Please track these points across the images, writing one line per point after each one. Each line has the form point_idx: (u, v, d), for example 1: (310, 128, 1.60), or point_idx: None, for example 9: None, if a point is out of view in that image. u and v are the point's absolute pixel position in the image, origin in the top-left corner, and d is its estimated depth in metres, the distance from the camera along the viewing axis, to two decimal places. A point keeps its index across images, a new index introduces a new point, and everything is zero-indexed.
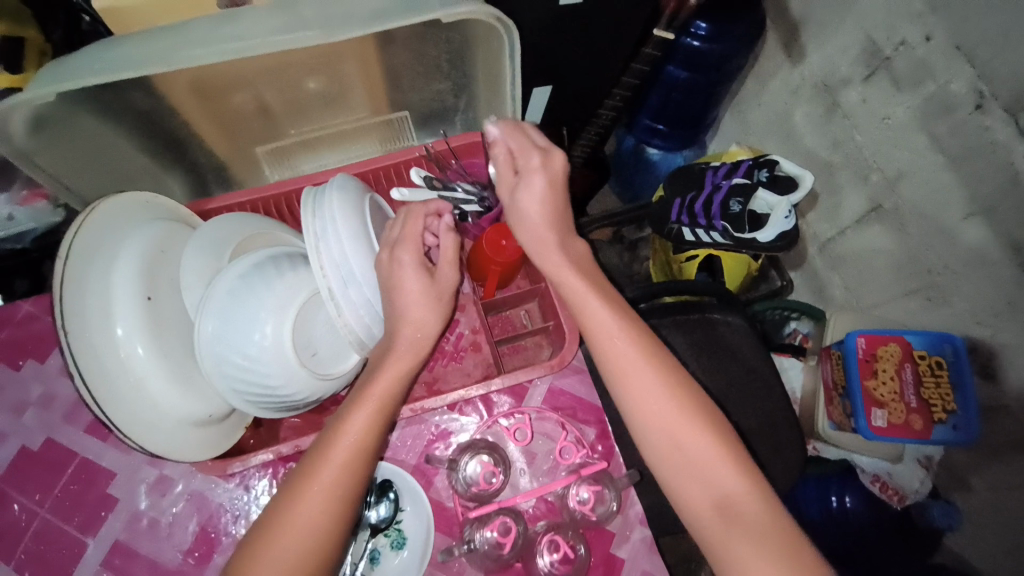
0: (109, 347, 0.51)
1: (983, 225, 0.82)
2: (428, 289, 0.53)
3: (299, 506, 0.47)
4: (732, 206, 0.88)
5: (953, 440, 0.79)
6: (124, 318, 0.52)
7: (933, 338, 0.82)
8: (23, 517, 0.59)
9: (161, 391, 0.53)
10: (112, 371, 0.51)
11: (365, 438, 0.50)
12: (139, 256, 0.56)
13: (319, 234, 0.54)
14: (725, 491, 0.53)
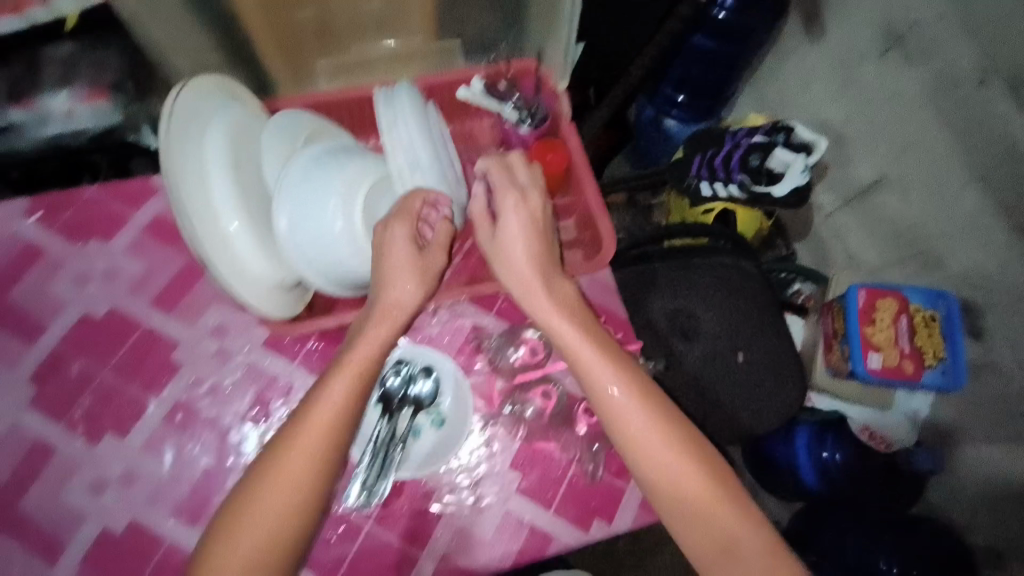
0: (209, 211, 0.50)
1: (980, 192, 0.87)
2: (414, 263, 0.51)
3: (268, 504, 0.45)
4: (750, 160, 0.94)
5: (941, 383, 0.87)
6: (218, 183, 0.51)
7: (927, 293, 0.89)
8: (83, 377, 0.62)
9: (255, 261, 0.52)
10: (211, 235, 0.50)
11: (336, 425, 0.47)
12: (226, 127, 0.54)
13: (391, 123, 0.55)
14: (731, 537, 0.50)
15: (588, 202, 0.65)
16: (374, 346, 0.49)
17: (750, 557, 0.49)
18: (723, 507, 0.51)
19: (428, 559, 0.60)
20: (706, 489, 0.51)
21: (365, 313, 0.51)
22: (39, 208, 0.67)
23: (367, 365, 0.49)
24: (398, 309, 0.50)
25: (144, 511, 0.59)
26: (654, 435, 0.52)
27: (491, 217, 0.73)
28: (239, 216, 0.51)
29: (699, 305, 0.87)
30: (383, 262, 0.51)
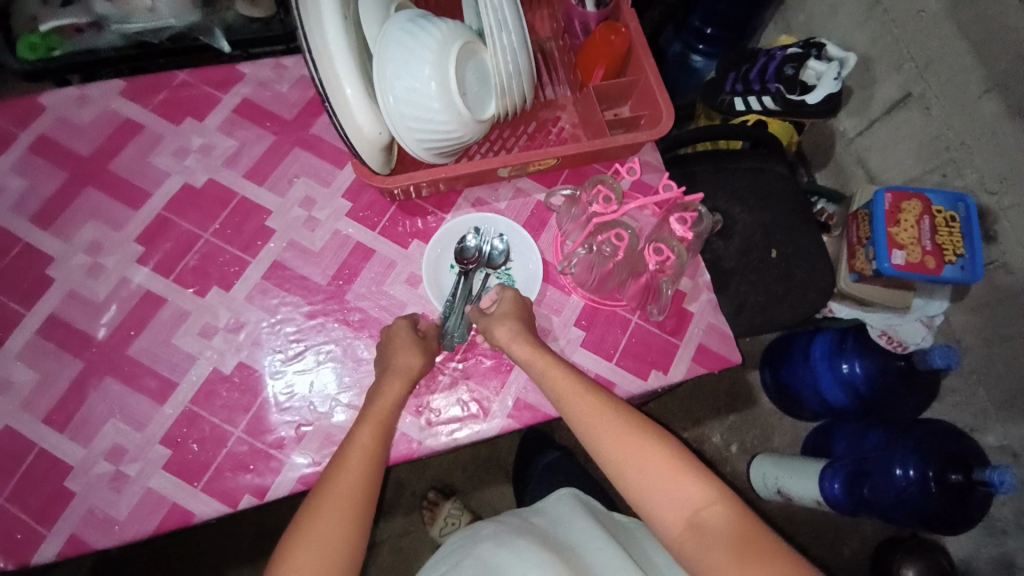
0: (326, 56, 0.56)
1: (997, 99, 0.93)
2: (415, 340, 0.62)
3: (323, 509, 0.54)
4: (786, 70, 1.00)
5: (959, 278, 0.93)
6: (330, 24, 0.55)
7: (948, 197, 0.95)
8: (188, 236, 0.68)
9: (356, 102, 0.57)
10: (327, 79, 0.56)
11: (370, 448, 0.57)
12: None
13: None
14: (694, 508, 0.55)
15: (647, 84, 0.71)
16: (393, 398, 0.60)
17: (716, 527, 0.53)
18: (693, 490, 0.56)
19: (504, 400, 0.67)
20: (668, 464, 0.57)
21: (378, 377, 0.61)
22: (135, 90, 0.73)
23: (391, 413, 0.60)
24: (411, 367, 0.61)
25: (250, 353, 0.65)
26: (623, 443, 0.58)
27: (552, 105, 0.77)
28: (345, 59, 0.56)
29: (735, 205, 0.94)
30: (391, 345, 0.62)
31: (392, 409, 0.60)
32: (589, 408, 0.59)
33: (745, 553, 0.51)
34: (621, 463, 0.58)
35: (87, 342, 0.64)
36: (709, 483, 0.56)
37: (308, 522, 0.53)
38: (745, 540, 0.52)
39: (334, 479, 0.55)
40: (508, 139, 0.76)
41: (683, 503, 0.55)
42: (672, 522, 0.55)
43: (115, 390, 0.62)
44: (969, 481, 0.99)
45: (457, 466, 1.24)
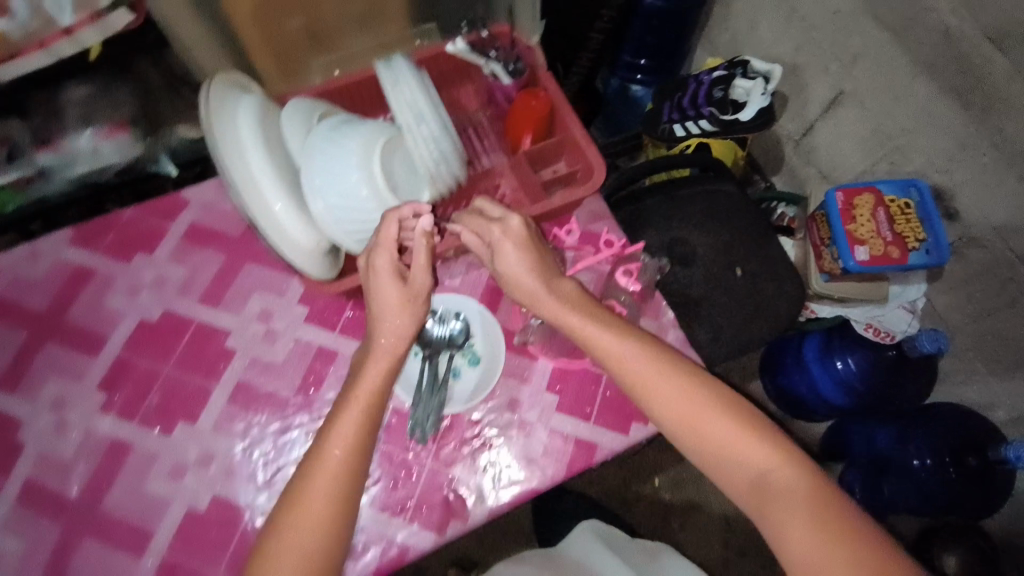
0: (251, 178, 0.57)
1: (928, 81, 0.94)
2: (402, 296, 0.57)
3: (304, 501, 0.50)
4: (715, 93, 1.01)
5: (927, 262, 0.92)
6: (252, 152, 0.58)
7: (898, 185, 0.96)
8: (148, 376, 0.68)
9: (287, 218, 0.59)
10: (253, 199, 0.57)
11: (358, 418, 0.53)
12: (254, 104, 0.61)
13: (393, 82, 0.62)
14: (760, 470, 0.54)
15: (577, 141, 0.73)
16: (378, 374, 0.55)
17: (785, 488, 0.52)
18: (756, 453, 0.54)
19: (488, 483, 0.65)
20: (729, 424, 0.55)
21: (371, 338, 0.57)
22: (82, 236, 0.74)
23: (378, 386, 0.55)
24: (404, 332, 0.56)
25: (225, 487, 0.64)
26: (675, 404, 0.56)
27: (489, 173, 0.78)
28: (273, 181, 0.58)
29: (693, 232, 0.94)
30: (373, 298, 0.58)
31: (380, 382, 0.55)
32: (639, 371, 0.57)
33: (816, 515, 0.50)
34: (679, 420, 0.56)
35: (63, 506, 0.64)
36: (773, 443, 0.54)
37: (294, 512, 0.50)
38: (815, 500, 0.51)
39: (301, 506, 0.50)
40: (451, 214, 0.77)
41: (750, 466, 0.54)
42: (736, 485, 0.55)
43: (97, 548, 0.62)
44: (986, 464, 0.98)
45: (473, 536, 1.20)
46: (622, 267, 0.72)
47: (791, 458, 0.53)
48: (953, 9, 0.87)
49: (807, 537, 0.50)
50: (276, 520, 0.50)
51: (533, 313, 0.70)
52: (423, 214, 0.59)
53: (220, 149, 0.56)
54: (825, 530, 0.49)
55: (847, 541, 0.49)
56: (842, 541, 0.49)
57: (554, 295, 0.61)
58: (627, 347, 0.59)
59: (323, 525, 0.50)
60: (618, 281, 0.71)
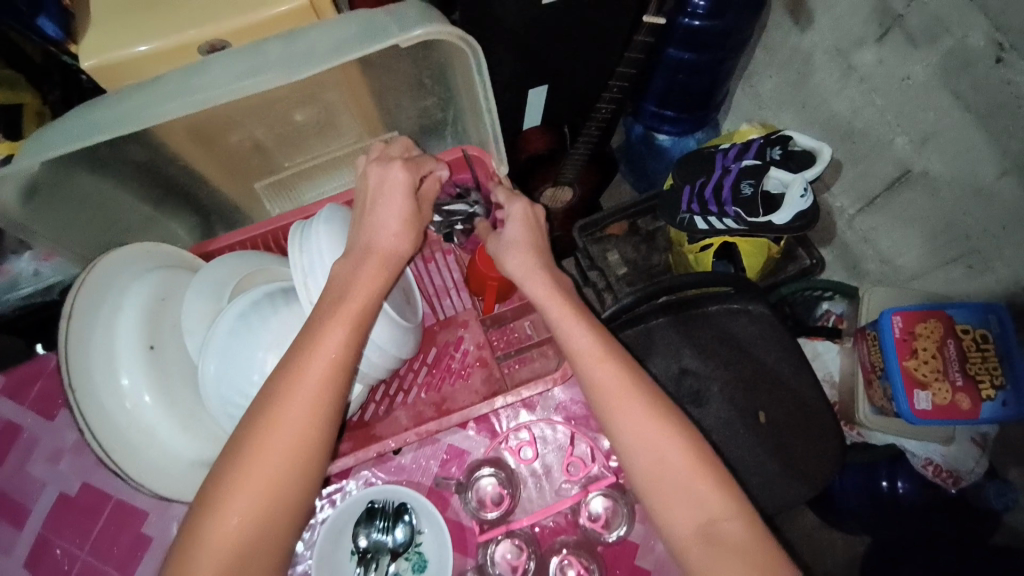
0: (117, 400, 0.55)
1: (1017, 182, 0.76)
2: (410, 216, 0.55)
3: (268, 434, 0.45)
4: (743, 188, 0.84)
5: (1005, 418, 0.74)
6: (128, 369, 0.56)
7: (974, 309, 0.78)
8: (65, 560, 0.62)
9: (167, 438, 0.57)
10: (119, 422, 0.56)
11: (339, 353, 0.48)
12: (139, 305, 0.58)
13: (307, 269, 0.54)
14: (711, 515, 0.49)
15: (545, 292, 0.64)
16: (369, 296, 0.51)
17: (732, 538, 0.48)
18: (712, 495, 0.50)
19: None
20: (691, 456, 0.51)
21: (353, 258, 0.52)
22: (9, 388, 0.68)
23: (363, 310, 0.50)
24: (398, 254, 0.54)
25: None
26: (638, 417, 0.52)
27: (451, 323, 0.67)
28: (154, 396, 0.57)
29: (705, 365, 0.79)
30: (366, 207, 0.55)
31: (367, 303, 0.51)
32: (609, 382, 0.53)
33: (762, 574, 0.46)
34: (639, 446, 0.51)
35: None
36: (732, 494, 0.50)
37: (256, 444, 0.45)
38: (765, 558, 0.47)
39: (262, 430, 0.46)
40: (407, 375, 0.66)
41: (702, 507, 0.49)
42: (682, 524, 0.50)
43: None
44: None
45: None
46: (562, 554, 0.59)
47: (746, 512, 0.49)
48: None
49: None
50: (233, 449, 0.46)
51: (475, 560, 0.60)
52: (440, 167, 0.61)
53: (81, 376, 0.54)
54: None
55: None
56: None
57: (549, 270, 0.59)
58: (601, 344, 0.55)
59: (284, 464, 0.45)
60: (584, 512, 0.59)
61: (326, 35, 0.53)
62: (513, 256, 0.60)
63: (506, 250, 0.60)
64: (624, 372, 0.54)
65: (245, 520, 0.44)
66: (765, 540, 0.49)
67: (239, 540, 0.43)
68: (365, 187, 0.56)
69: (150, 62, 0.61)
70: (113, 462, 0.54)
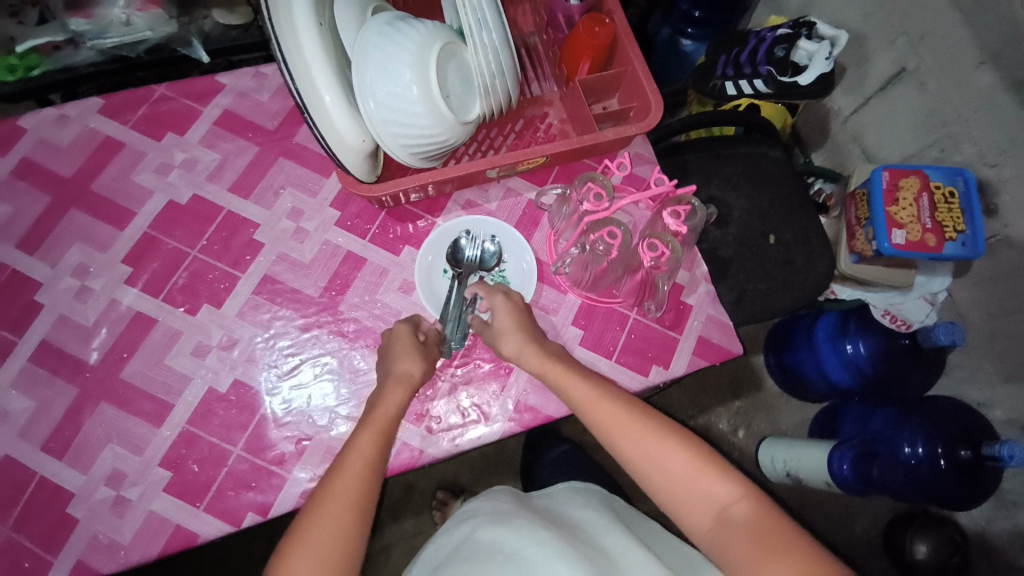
0: (306, 69, 0.55)
1: (992, 71, 0.90)
2: (416, 346, 0.61)
3: (318, 522, 0.51)
4: (776, 52, 0.97)
5: (960, 254, 0.91)
6: (310, 46, 0.54)
7: (946, 172, 0.94)
8: (175, 255, 0.67)
9: (344, 116, 0.57)
10: (306, 90, 0.56)
11: (372, 455, 0.55)
12: None
13: None
14: (721, 506, 0.54)
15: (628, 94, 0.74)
16: (393, 406, 0.58)
17: (740, 519, 0.53)
18: (720, 489, 0.55)
19: (506, 402, 0.66)
20: (691, 460, 0.56)
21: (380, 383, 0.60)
22: (115, 106, 0.71)
23: (391, 416, 0.58)
24: (412, 375, 0.59)
25: (245, 371, 0.64)
26: (636, 438, 0.57)
27: (538, 101, 0.76)
28: (329, 87, 0.56)
29: (730, 194, 0.92)
30: (392, 351, 0.61)
31: (394, 411, 0.58)
32: (605, 415, 0.58)
33: (770, 543, 0.50)
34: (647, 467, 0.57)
35: (81, 368, 0.63)
36: (731, 477, 0.55)
37: (308, 525, 0.51)
38: (770, 528, 0.51)
39: (324, 500, 0.52)
40: (495, 138, 0.75)
41: (710, 500, 0.54)
42: (698, 519, 0.55)
43: (110, 415, 0.62)
44: (978, 457, 0.96)
45: (464, 465, 1.22)
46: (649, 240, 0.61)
47: (748, 491, 0.54)
48: None
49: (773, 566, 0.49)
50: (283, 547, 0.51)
51: (575, 242, 0.67)
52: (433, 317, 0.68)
53: (278, 36, 0.54)
54: (783, 558, 0.48)
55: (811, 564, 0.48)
56: (802, 566, 0.48)
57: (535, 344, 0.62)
58: (595, 391, 0.59)
59: (340, 522, 0.52)
60: (665, 222, 0.61)
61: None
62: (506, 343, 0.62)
63: (495, 337, 0.63)
64: (618, 403, 0.59)
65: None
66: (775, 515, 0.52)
67: None
68: (381, 347, 0.63)
69: None
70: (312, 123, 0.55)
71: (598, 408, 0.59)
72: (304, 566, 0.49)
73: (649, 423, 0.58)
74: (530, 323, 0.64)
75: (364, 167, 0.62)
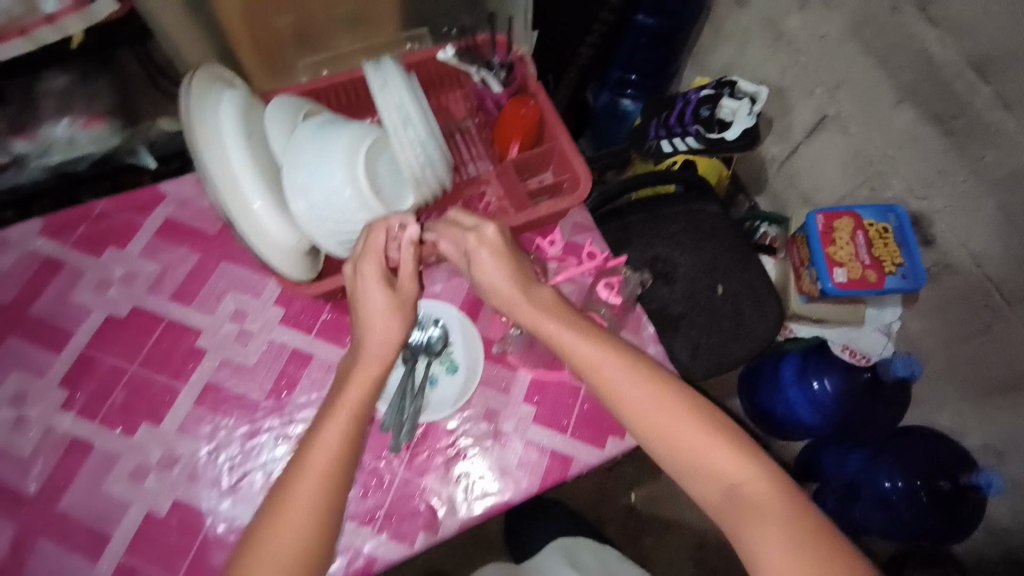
0: (233, 179, 0.57)
1: (911, 107, 0.96)
2: (390, 302, 0.56)
3: (285, 523, 0.48)
4: (702, 112, 1.03)
5: (903, 287, 0.94)
6: (237, 158, 0.57)
7: (878, 210, 0.98)
8: (113, 373, 0.66)
9: (273, 220, 0.58)
10: (232, 199, 0.57)
11: (351, 423, 0.51)
12: (238, 104, 0.59)
13: (382, 82, 0.61)
14: (730, 482, 0.52)
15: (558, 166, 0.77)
16: (364, 387, 0.53)
17: (751, 497, 0.51)
18: (730, 464, 0.52)
19: (460, 493, 0.63)
20: (700, 432, 0.53)
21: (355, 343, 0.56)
22: (56, 226, 0.72)
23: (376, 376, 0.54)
24: (388, 346, 0.55)
25: (188, 488, 0.62)
26: (645, 410, 0.55)
27: (476, 180, 0.78)
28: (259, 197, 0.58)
29: (675, 249, 0.95)
30: (362, 312, 0.56)
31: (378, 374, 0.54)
32: (609, 379, 0.56)
33: (782, 527, 0.48)
34: (659, 436, 0.54)
35: (19, 501, 0.61)
36: (744, 453, 0.53)
37: (284, 501, 0.49)
38: (781, 509, 0.50)
39: (282, 506, 0.48)
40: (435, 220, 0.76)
41: (720, 477, 0.52)
42: (705, 493, 0.53)
43: (49, 550, 0.59)
44: (957, 488, 0.97)
45: (446, 551, 1.17)
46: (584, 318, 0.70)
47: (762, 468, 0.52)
48: (939, 36, 0.88)
49: (781, 549, 0.48)
50: (258, 526, 0.49)
51: (515, 322, 0.70)
52: (408, 225, 0.59)
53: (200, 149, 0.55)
54: (793, 544, 0.47)
55: (822, 552, 0.47)
56: (811, 550, 0.47)
57: (530, 304, 0.59)
58: (600, 352, 0.57)
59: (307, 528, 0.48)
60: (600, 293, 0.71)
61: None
62: (494, 297, 0.61)
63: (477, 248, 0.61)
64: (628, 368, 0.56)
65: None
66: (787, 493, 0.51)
67: None
68: (354, 290, 0.58)
69: None
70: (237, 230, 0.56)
71: (605, 372, 0.56)
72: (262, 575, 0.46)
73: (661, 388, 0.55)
74: (523, 279, 0.60)
75: (297, 267, 0.63)
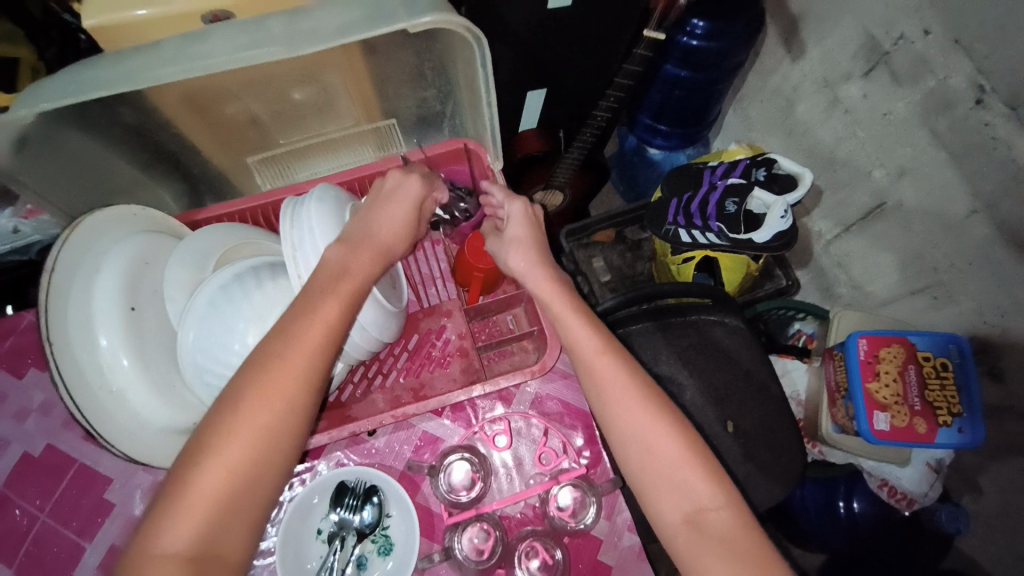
0: (93, 361, 0.52)
1: (987, 221, 0.77)
2: (410, 213, 0.57)
3: (248, 405, 0.43)
4: (727, 206, 0.87)
5: (958, 443, 0.77)
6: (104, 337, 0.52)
7: (936, 338, 0.81)
8: (23, 521, 0.60)
9: (143, 403, 0.54)
10: (93, 383, 0.52)
11: (338, 320, 0.47)
12: (121, 267, 0.55)
13: (297, 244, 0.53)
14: (700, 506, 0.48)
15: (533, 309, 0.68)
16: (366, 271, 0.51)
17: (717, 528, 0.48)
18: (703, 482, 0.49)
19: None
20: (682, 443, 0.50)
21: (351, 242, 0.52)
22: None
23: (356, 283, 0.50)
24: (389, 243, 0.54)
25: None
26: (629, 403, 0.52)
27: (435, 312, 0.68)
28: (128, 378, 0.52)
29: (680, 370, 0.80)
30: (380, 201, 0.57)
31: (359, 283, 0.50)
32: (611, 378, 0.53)
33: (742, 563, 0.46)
34: (627, 435, 0.51)
35: None
36: (722, 483, 0.50)
37: (261, 378, 0.44)
38: (745, 547, 0.47)
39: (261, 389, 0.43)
40: (386, 359, 0.66)
41: (692, 496, 0.49)
42: (671, 516, 0.49)
43: None
44: None
45: None
46: (529, 542, 0.60)
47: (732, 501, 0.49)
48: None
49: None
50: (228, 395, 0.44)
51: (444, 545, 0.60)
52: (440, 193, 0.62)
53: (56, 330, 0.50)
54: None
55: None
56: None
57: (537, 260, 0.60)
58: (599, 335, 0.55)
59: (284, 408, 0.43)
60: (553, 506, 0.61)
61: (339, 19, 0.50)
62: (518, 255, 0.60)
63: (508, 248, 0.61)
64: (623, 367, 0.53)
65: (236, 471, 0.42)
66: (751, 533, 0.48)
67: (219, 503, 0.41)
68: (380, 185, 0.58)
69: (145, 28, 0.57)
70: (84, 420, 0.51)
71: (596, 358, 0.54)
72: (216, 470, 0.41)
73: (650, 397, 0.52)
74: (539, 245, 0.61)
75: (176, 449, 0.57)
